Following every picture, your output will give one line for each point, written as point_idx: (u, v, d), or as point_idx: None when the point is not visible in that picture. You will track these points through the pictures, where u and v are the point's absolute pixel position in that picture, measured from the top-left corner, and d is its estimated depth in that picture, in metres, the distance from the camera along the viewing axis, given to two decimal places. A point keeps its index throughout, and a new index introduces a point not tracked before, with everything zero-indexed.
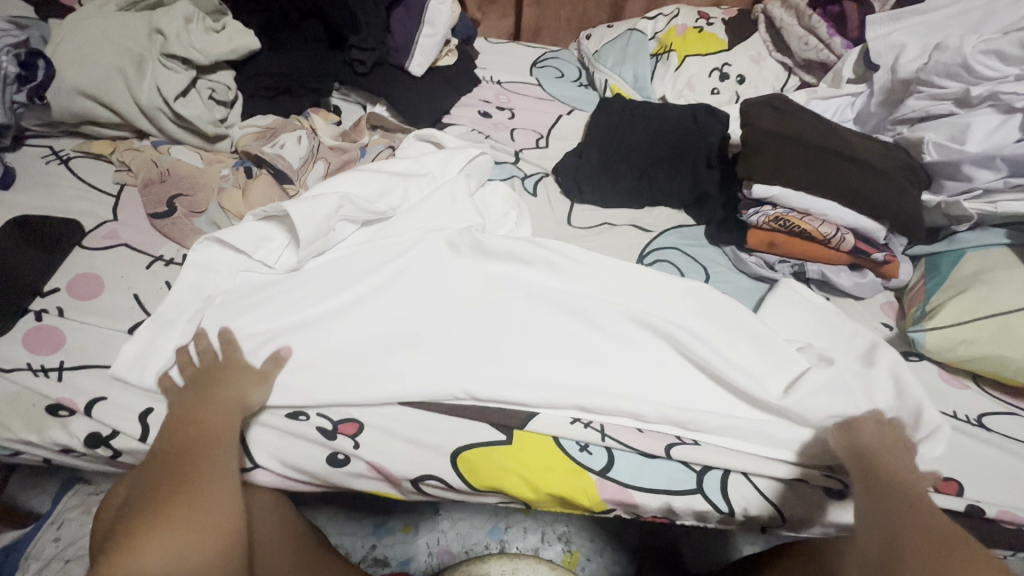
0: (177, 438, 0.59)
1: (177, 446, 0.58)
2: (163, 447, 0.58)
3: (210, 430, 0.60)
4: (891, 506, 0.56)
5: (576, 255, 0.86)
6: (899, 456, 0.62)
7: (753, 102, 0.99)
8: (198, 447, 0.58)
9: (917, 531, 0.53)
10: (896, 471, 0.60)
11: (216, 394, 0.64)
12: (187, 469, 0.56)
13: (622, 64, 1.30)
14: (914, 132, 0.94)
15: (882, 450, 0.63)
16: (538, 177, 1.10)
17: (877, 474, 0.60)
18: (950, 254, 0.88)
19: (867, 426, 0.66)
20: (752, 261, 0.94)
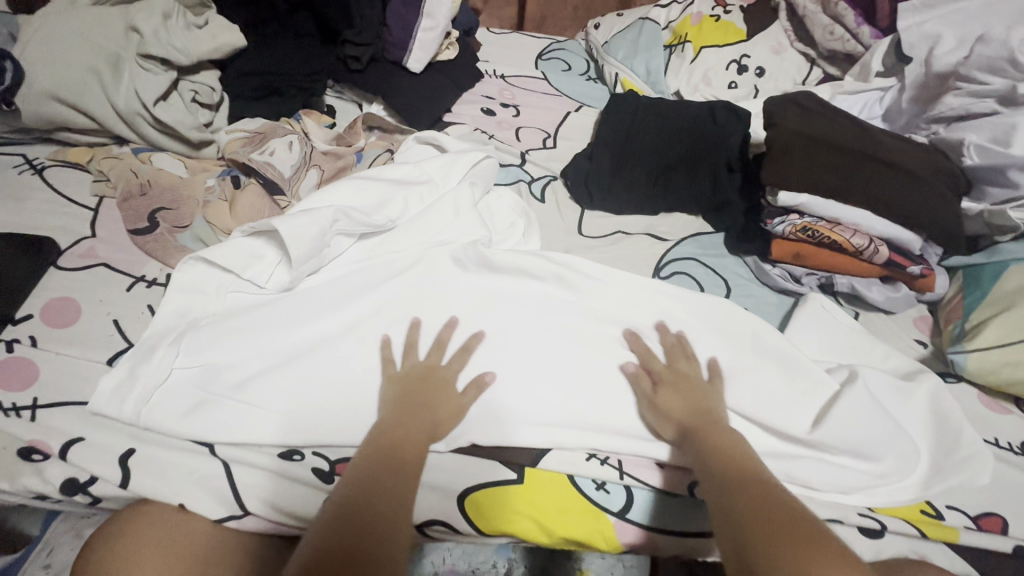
0: (380, 477, 0.55)
1: (377, 485, 0.54)
2: (383, 488, 0.53)
3: (408, 469, 0.57)
4: (724, 497, 0.53)
5: (590, 270, 0.80)
6: (728, 440, 0.59)
7: (778, 100, 0.91)
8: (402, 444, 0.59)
9: (750, 517, 0.49)
10: (729, 456, 0.57)
11: (435, 395, 0.65)
12: (381, 512, 0.51)
13: (633, 56, 1.23)
14: (953, 133, 0.87)
15: (704, 429, 0.61)
16: (546, 181, 1.04)
17: (721, 452, 0.58)
18: (991, 267, 0.82)
19: (707, 421, 0.62)
20: (775, 273, 0.88)
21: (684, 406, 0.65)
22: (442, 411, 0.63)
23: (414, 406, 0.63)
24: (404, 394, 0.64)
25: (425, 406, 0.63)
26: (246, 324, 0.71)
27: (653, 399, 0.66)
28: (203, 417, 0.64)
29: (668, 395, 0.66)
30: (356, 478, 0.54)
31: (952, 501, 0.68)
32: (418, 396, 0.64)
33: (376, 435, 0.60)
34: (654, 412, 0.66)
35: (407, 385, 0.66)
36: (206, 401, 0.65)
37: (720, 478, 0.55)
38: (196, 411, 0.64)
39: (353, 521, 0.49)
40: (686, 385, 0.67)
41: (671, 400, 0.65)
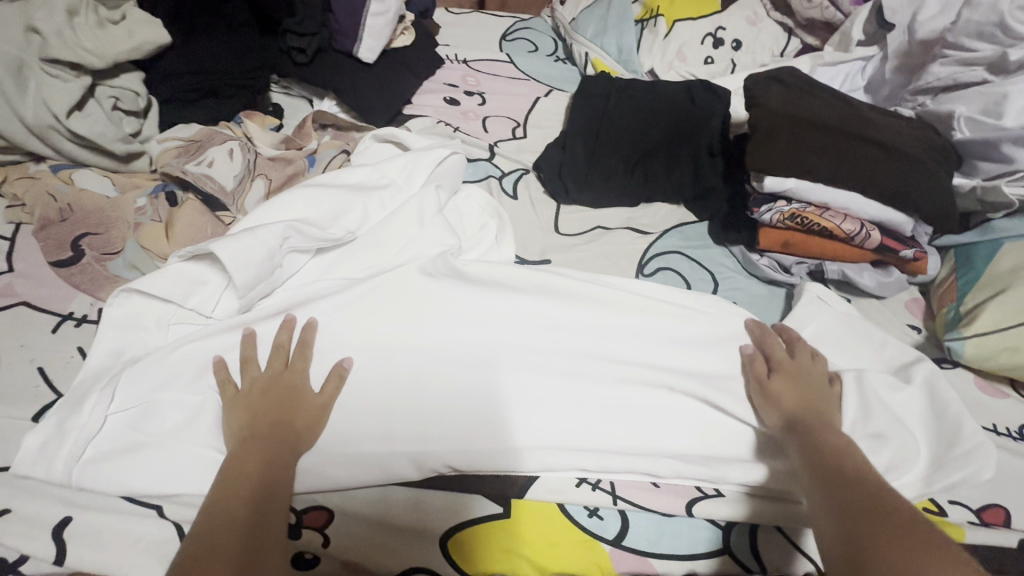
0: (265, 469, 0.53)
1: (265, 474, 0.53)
2: (245, 477, 0.52)
3: (288, 459, 0.55)
4: (836, 483, 0.52)
5: (570, 276, 0.78)
6: (831, 434, 0.58)
7: (759, 78, 0.85)
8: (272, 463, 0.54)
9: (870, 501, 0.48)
10: (840, 448, 0.56)
11: (293, 411, 0.59)
12: (263, 495, 0.51)
13: (602, 34, 1.15)
14: (941, 105, 0.83)
15: (816, 420, 0.60)
16: (517, 175, 0.97)
17: (823, 443, 0.57)
18: (983, 245, 0.79)
19: (818, 417, 0.61)
20: (763, 263, 0.84)
21: (810, 399, 0.63)
22: (304, 404, 0.61)
23: (283, 404, 0.60)
24: (271, 392, 0.61)
25: (290, 400, 0.60)
26: (189, 362, 0.63)
27: (769, 387, 0.65)
28: (150, 470, 0.57)
29: (782, 383, 0.65)
30: (227, 470, 0.53)
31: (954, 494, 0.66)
32: (278, 393, 0.61)
33: (231, 460, 0.54)
34: (767, 403, 0.65)
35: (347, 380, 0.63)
36: (149, 452, 0.58)
37: (831, 463, 0.54)
38: (142, 465, 0.57)
39: (249, 510, 0.49)
40: (791, 379, 0.66)
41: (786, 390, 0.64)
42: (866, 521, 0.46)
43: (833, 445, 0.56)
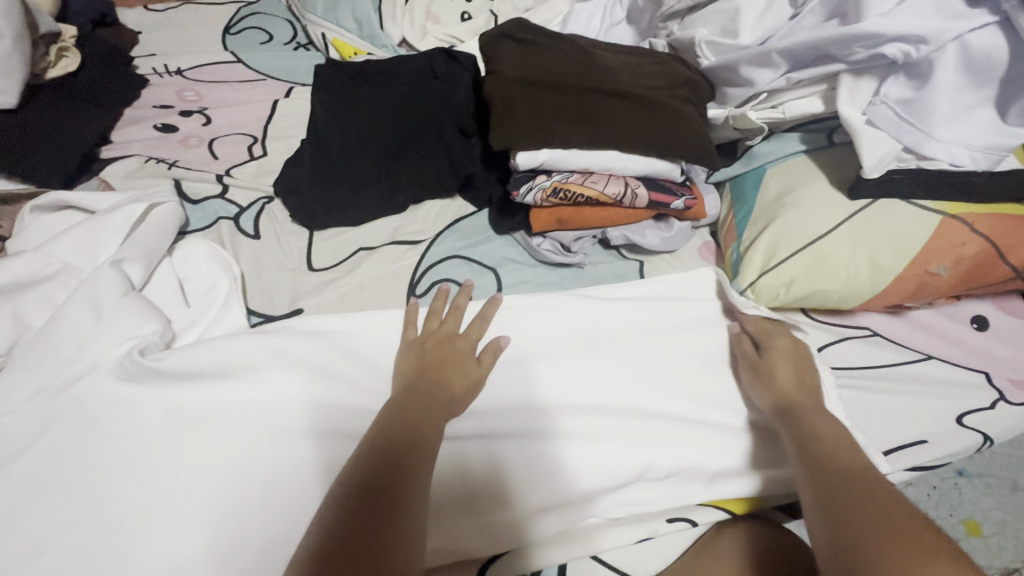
0: (398, 439, 0.50)
1: (384, 456, 0.48)
2: (397, 445, 0.50)
3: (435, 426, 0.54)
4: (826, 473, 0.51)
5: (321, 323, 0.67)
6: (822, 420, 0.57)
7: (489, 38, 0.74)
8: (404, 432, 0.51)
9: (864, 491, 0.48)
10: (837, 450, 0.53)
11: (409, 397, 0.56)
12: (390, 474, 0.47)
13: (334, 9, 0.97)
14: (685, 30, 0.77)
15: (810, 408, 0.58)
16: (259, 206, 0.80)
17: (808, 427, 0.56)
18: (752, 174, 0.74)
19: (810, 404, 0.59)
20: (544, 247, 0.75)
21: (800, 380, 0.61)
22: (453, 378, 0.59)
23: (427, 386, 0.58)
24: (407, 384, 0.58)
25: (438, 381, 0.58)
26: None
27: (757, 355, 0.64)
28: None
29: (776, 356, 0.63)
30: (366, 449, 0.49)
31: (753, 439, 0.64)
32: (434, 362, 0.60)
33: (378, 432, 0.51)
34: (759, 379, 0.63)
35: (417, 355, 0.62)
36: None
37: (814, 458, 0.53)
38: None
39: (361, 485, 0.46)
40: (791, 349, 0.64)
41: (778, 364, 0.62)
42: (869, 519, 0.45)
43: (826, 435, 0.55)
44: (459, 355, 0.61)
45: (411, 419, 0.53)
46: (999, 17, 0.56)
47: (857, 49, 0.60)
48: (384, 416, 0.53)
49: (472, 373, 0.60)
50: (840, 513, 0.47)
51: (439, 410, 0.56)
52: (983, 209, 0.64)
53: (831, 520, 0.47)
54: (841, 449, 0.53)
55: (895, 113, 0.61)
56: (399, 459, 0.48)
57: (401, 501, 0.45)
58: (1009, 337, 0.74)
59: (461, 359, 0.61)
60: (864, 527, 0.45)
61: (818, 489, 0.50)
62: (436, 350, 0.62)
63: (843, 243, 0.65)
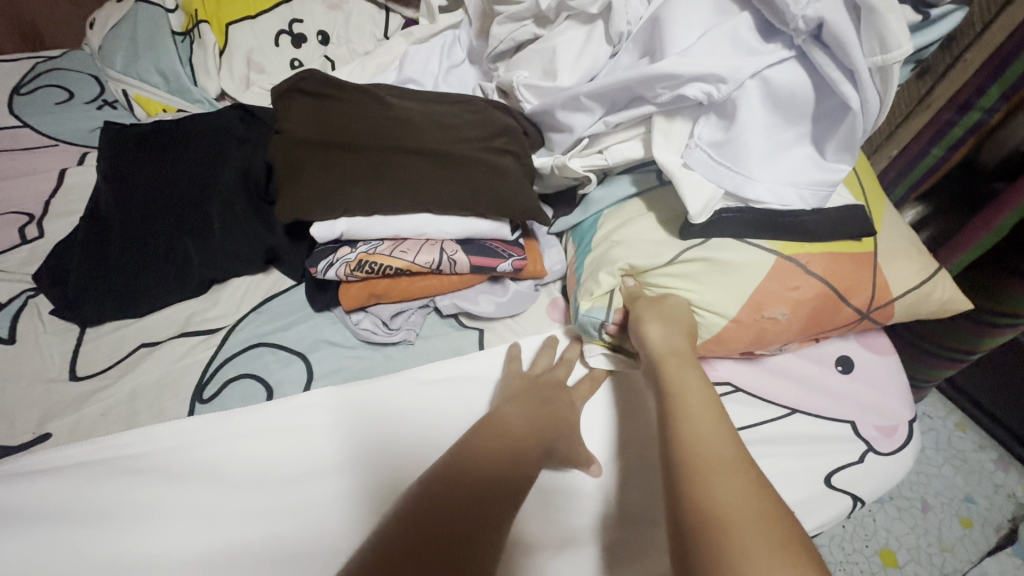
0: (470, 482, 0.46)
1: (467, 479, 0.46)
2: (478, 496, 0.45)
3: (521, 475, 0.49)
4: (674, 444, 0.44)
5: (66, 455, 0.54)
6: (686, 379, 0.50)
7: (279, 92, 0.64)
8: (478, 480, 0.46)
9: (702, 468, 0.41)
10: (696, 415, 0.46)
11: (496, 440, 0.50)
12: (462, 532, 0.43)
13: (136, 61, 0.86)
14: (508, 72, 0.71)
15: (675, 363, 0.51)
16: (19, 301, 0.66)
17: (671, 393, 0.49)
18: (590, 222, 0.67)
19: (679, 364, 0.51)
20: (363, 325, 0.65)
21: (676, 336, 0.54)
22: (570, 415, 0.58)
23: (538, 419, 0.54)
24: (519, 405, 0.55)
25: (546, 416, 0.55)
26: None
27: (639, 319, 0.56)
28: None
29: (655, 313, 0.56)
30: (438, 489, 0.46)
31: (597, 540, 0.56)
32: (535, 396, 0.57)
33: (444, 474, 0.47)
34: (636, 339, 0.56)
35: (530, 387, 0.60)
36: None
37: (672, 426, 0.46)
38: None
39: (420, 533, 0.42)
40: (674, 309, 0.57)
41: (650, 339, 0.54)
42: (701, 505, 0.38)
43: (685, 399, 0.47)
44: (573, 407, 0.59)
45: (528, 438, 0.52)
46: (795, 52, 0.53)
47: (661, 90, 0.54)
48: (456, 452, 0.49)
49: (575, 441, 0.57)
50: (685, 499, 0.40)
51: (536, 452, 0.52)
52: (817, 248, 0.59)
53: (680, 517, 0.39)
54: (702, 415, 0.46)
55: (710, 156, 0.55)
56: (480, 507, 0.45)
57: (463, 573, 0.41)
58: (876, 378, 0.69)
59: (527, 403, 0.56)
60: (715, 533, 0.36)
61: (670, 482, 0.42)
62: (549, 386, 0.60)
63: (677, 296, 0.58)
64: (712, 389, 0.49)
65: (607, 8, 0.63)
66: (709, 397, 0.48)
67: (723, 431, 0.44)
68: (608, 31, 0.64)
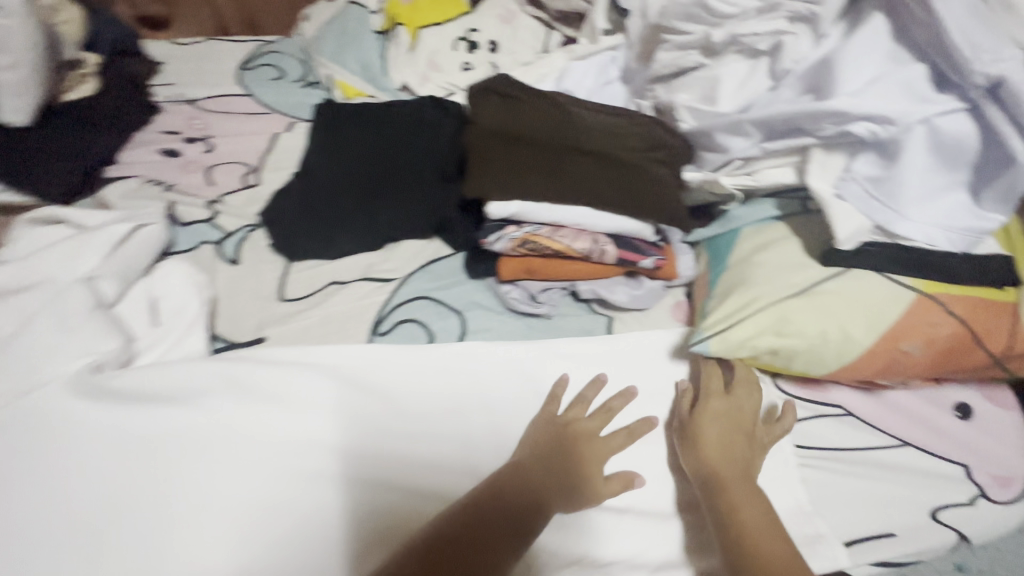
0: (524, 488, 0.58)
1: (550, 478, 0.60)
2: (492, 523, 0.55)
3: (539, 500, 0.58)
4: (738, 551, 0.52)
5: (281, 355, 0.67)
6: (736, 492, 0.57)
7: (476, 91, 0.77)
8: (552, 493, 0.58)
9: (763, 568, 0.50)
10: (741, 522, 0.54)
11: (569, 464, 0.61)
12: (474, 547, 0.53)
13: (341, 53, 1.01)
14: (668, 94, 0.79)
15: (725, 482, 0.57)
16: (243, 234, 0.82)
17: (729, 511, 0.55)
18: (727, 236, 0.74)
19: (730, 472, 0.58)
20: (513, 295, 0.75)
21: (730, 444, 0.61)
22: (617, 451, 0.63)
23: (557, 468, 0.61)
24: (535, 456, 0.62)
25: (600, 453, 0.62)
26: None
27: (695, 438, 0.62)
28: None
29: (709, 423, 0.62)
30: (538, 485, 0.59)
31: (700, 518, 0.61)
32: (554, 462, 0.61)
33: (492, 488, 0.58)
34: (692, 453, 0.61)
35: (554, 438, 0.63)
36: None
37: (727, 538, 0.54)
38: None
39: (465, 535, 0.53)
40: (727, 419, 0.63)
41: (709, 433, 0.61)
42: None
43: (738, 511, 0.55)
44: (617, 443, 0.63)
45: (598, 469, 0.61)
46: (966, 105, 0.57)
47: (826, 125, 0.60)
48: (532, 465, 0.61)
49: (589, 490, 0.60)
50: None
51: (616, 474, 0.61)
52: (961, 291, 0.62)
53: None
54: (753, 520, 0.54)
55: (866, 190, 0.61)
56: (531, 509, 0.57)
57: None
58: (994, 429, 0.70)
59: (592, 438, 0.63)
60: None
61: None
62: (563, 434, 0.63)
63: (812, 305, 0.62)
64: (760, 496, 0.57)
65: (775, 46, 0.70)
66: (759, 505, 0.56)
67: (764, 512, 0.56)
68: (773, 67, 0.70)
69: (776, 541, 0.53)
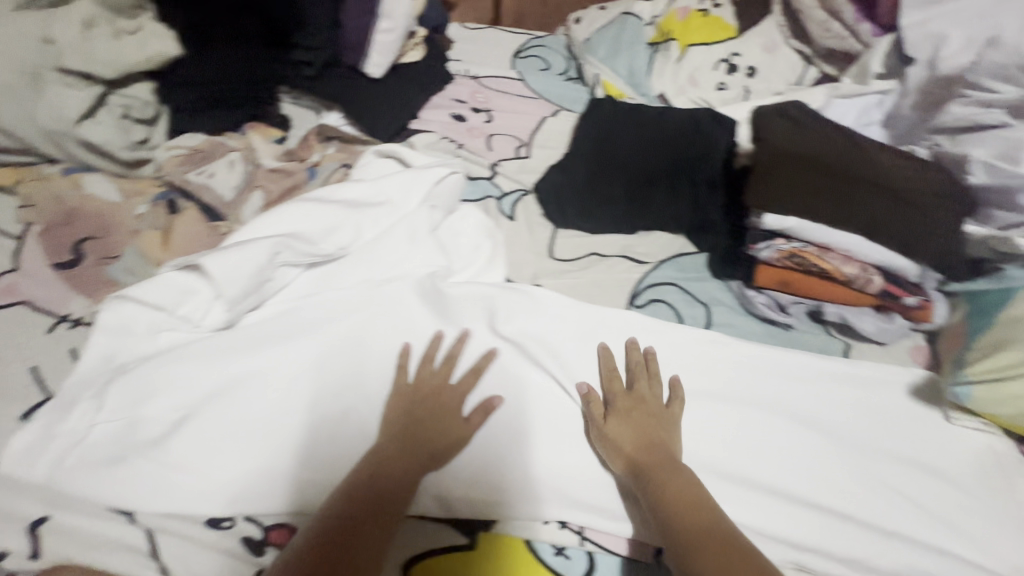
0: (382, 479, 0.59)
1: (405, 450, 0.62)
2: (384, 485, 0.59)
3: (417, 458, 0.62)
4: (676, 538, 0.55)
5: (559, 300, 0.79)
6: (682, 477, 0.60)
7: (768, 110, 0.85)
8: (383, 495, 0.58)
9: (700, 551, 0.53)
10: (687, 509, 0.57)
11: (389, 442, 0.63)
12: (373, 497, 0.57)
13: (614, 56, 1.13)
14: (956, 147, 0.81)
15: (649, 464, 0.62)
16: (517, 196, 0.96)
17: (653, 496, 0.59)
18: (999, 293, 0.72)
19: (660, 462, 0.62)
20: (759, 301, 0.82)
21: (633, 434, 0.65)
22: (618, 430, 0.65)
23: (406, 439, 0.63)
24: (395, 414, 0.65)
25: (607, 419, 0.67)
26: (171, 365, 0.66)
27: (604, 430, 0.66)
28: (105, 483, 0.58)
29: (615, 425, 0.66)
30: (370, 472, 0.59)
31: (929, 548, 0.64)
32: (418, 422, 0.64)
33: (372, 457, 0.61)
34: (608, 450, 0.65)
35: (408, 400, 0.66)
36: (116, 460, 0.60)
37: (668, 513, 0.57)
38: (101, 475, 0.59)
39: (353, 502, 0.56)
40: (641, 419, 0.66)
41: (620, 428, 0.65)
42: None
43: (667, 487, 0.59)
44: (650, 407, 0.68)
45: (653, 443, 0.64)
46: None
47: None
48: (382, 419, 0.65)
49: (438, 438, 0.64)
50: None
51: (636, 438, 0.64)
52: None
53: None
54: (682, 506, 0.57)
55: None
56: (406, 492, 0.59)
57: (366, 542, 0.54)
58: None
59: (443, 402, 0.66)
60: None
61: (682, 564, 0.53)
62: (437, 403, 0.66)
63: None
64: (699, 484, 0.60)
65: None
66: (690, 491, 0.59)
67: (688, 497, 0.58)
68: None
69: (701, 497, 0.58)
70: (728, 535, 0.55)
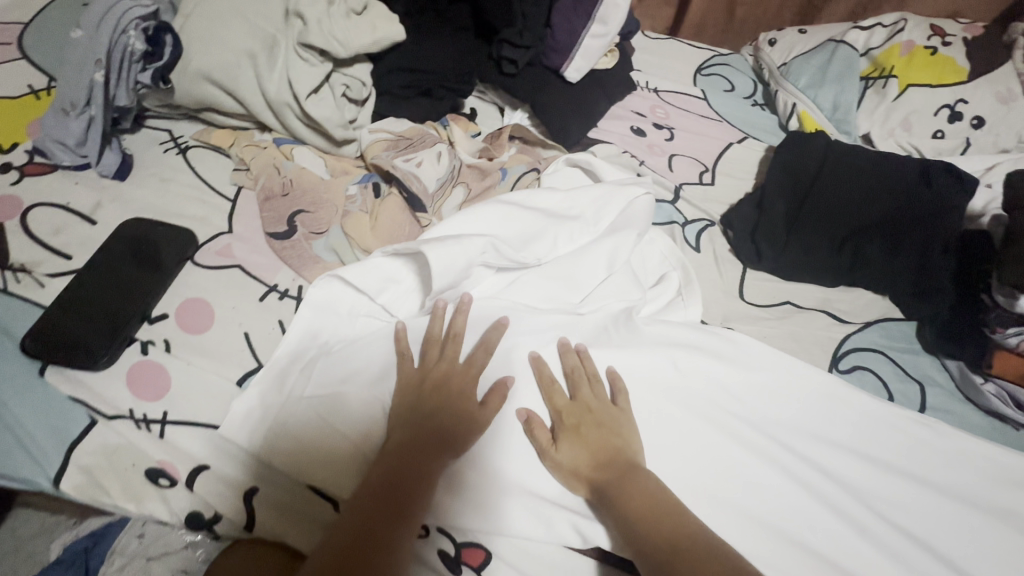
0: (399, 469, 0.55)
1: (417, 439, 0.57)
2: (390, 473, 0.54)
3: (442, 446, 0.57)
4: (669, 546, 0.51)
5: (760, 355, 0.71)
6: (642, 485, 0.56)
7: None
8: (400, 476, 0.54)
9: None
10: (659, 518, 0.54)
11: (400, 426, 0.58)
12: (388, 487, 0.53)
13: (817, 86, 1.04)
14: None
15: (627, 480, 0.57)
16: (701, 226, 0.90)
17: (638, 514, 0.54)
18: None
19: (626, 476, 0.57)
20: (990, 391, 0.73)
21: (586, 451, 0.59)
22: (573, 446, 0.60)
23: (423, 425, 0.58)
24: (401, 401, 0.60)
25: (580, 430, 0.60)
26: (366, 351, 0.65)
27: (551, 442, 0.60)
28: (311, 464, 0.58)
29: (568, 443, 0.60)
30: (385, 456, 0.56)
31: None
32: (426, 404, 0.59)
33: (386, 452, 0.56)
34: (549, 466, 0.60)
35: (415, 389, 0.61)
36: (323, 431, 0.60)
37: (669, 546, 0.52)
38: (305, 454, 0.58)
39: (366, 494, 0.53)
40: (597, 432, 0.60)
41: (572, 452, 0.59)
42: None
43: (635, 496, 0.55)
44: (609, 413, 0.62)
45: (613, 457, 0.59)
46: None
47: None
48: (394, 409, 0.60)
49: (464, 418, 0.59)
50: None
51: (575, 449, 0.60)
52: None
53: None
54: (665, 520, 0.53)
55: None
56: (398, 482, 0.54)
57: (384, 535, 0.50)
58: None
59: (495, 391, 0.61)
60: None
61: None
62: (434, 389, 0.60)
63: None
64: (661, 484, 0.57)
65: None
66: (674, 505, 0.55)
67: (665, 511, 0.54)
68: None
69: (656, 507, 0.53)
70: (713, 549, 0.51)
